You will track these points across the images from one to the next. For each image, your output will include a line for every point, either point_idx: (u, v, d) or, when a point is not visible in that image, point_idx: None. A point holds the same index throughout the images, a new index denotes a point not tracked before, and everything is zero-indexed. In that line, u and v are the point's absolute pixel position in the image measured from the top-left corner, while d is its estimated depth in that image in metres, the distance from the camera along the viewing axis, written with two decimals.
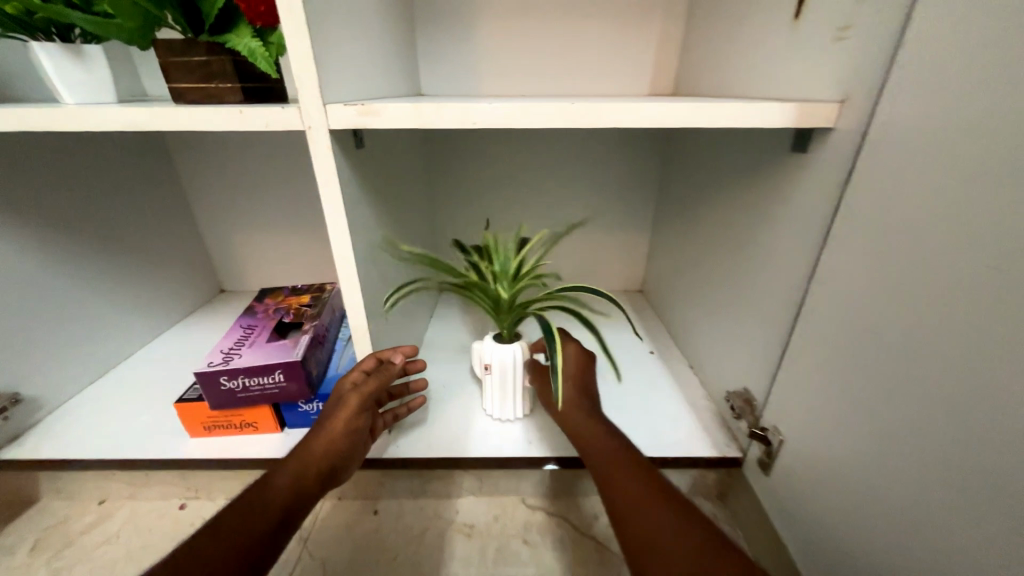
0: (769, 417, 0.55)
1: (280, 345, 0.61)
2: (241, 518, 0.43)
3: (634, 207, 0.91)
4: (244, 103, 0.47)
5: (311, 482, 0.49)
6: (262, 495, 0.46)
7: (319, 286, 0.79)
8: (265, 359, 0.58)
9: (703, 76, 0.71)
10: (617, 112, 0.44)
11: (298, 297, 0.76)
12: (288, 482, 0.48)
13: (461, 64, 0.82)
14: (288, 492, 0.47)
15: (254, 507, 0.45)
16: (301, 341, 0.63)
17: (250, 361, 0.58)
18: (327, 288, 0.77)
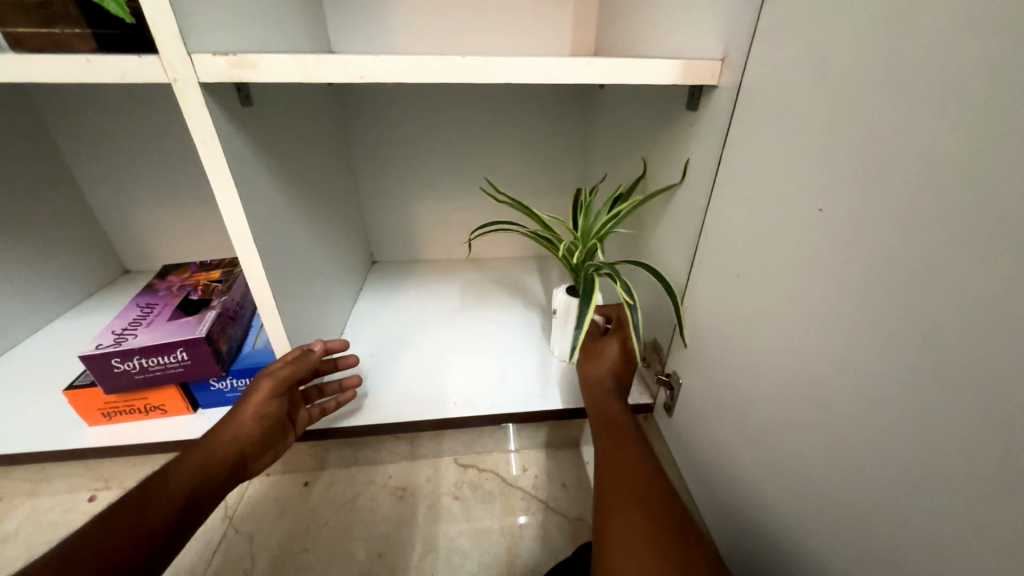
0: (672, 363, 0.60)
1: (182, 323, 0.58)
2: (146, 498, 0.42)
3: (560, 170, 0.92)
4: (99, 53, 0.42)
5: (222, 467, 0.49)
6: (163, 482, 0.44)
7: (231, 260, 0.74)
8: (165, 337, 0.55)
9: (618, 35, 0.72)
10: (510, 66, 0.44)
11: (208, 272, 0.71)
12: (198, 467, 0.47)
13: (372, 17, 0.77)
14: (200, 475, 0.46)
15: (155, 494, 0.43)
16: (208, 318, 0.59)
17: (146, 341, 0.54)
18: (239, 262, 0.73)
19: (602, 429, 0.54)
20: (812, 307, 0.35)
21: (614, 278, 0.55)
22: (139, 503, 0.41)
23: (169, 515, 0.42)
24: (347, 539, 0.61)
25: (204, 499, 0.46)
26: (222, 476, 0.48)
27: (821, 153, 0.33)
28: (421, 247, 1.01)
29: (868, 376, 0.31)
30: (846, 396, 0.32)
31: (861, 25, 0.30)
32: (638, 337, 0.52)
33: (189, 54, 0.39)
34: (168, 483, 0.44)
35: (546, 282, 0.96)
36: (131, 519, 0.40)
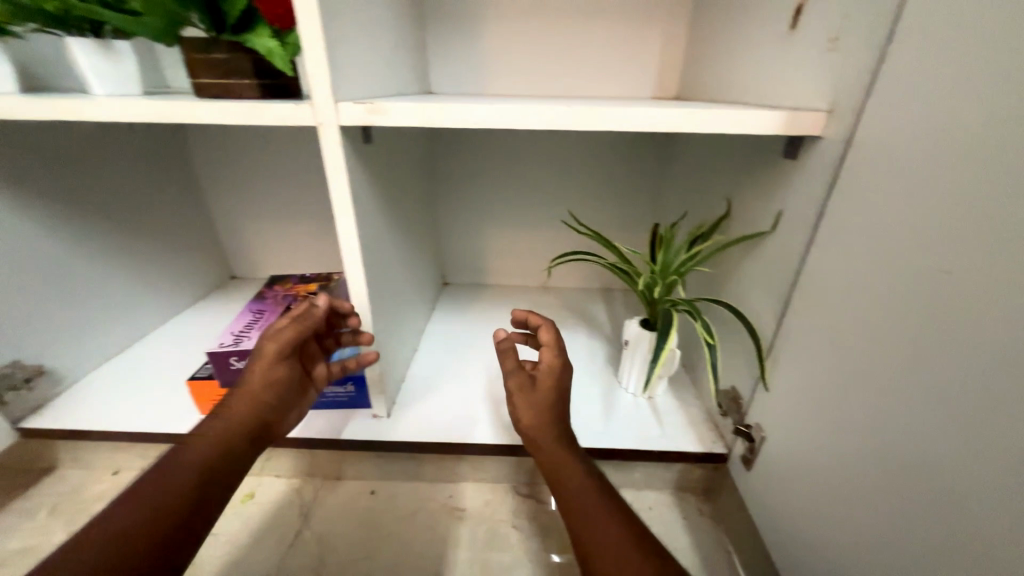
0: (754, 414, 0.57)
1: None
2: (155, 488, 0.42)
3: (634, 206, 0.93)
4: (261, 99, 0.50)
5: (240, 439, 0.51)
6: (182, 453, 0.47)
7: (327, 274, 0.81)
8: None
9: (705, 81, 0.73)
10: (613, 116, 0.47)
11: (306, 285, 0.79)
12: (209, 446, 0.48)
13: (467, 62, 0.84)
14: (208, 455, 0.47)
15: (173, 468, 0.45)
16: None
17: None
18: (333, 277, 0.80)
19: (573, 490, 0.48)
20: (937, 372, 0.33)
21: (693, 315, 0.54)
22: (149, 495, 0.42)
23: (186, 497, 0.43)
24: (409, 553, 0.63)
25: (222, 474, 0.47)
26: (239, 448, 0.50)
27: (949, 209, 0.32)
28: (490, 273, 1.04)
29: (1008, 454, 0.28)
30: (984, 474, 0.29)
31: (1004, 89, 0.29)
32: (715, 377, 0.51)
33: (335, 102, 0.46)
34: (172, 472, 0.44)
35: (612, 316, 0.95)
36: (149, 509, 0.41)
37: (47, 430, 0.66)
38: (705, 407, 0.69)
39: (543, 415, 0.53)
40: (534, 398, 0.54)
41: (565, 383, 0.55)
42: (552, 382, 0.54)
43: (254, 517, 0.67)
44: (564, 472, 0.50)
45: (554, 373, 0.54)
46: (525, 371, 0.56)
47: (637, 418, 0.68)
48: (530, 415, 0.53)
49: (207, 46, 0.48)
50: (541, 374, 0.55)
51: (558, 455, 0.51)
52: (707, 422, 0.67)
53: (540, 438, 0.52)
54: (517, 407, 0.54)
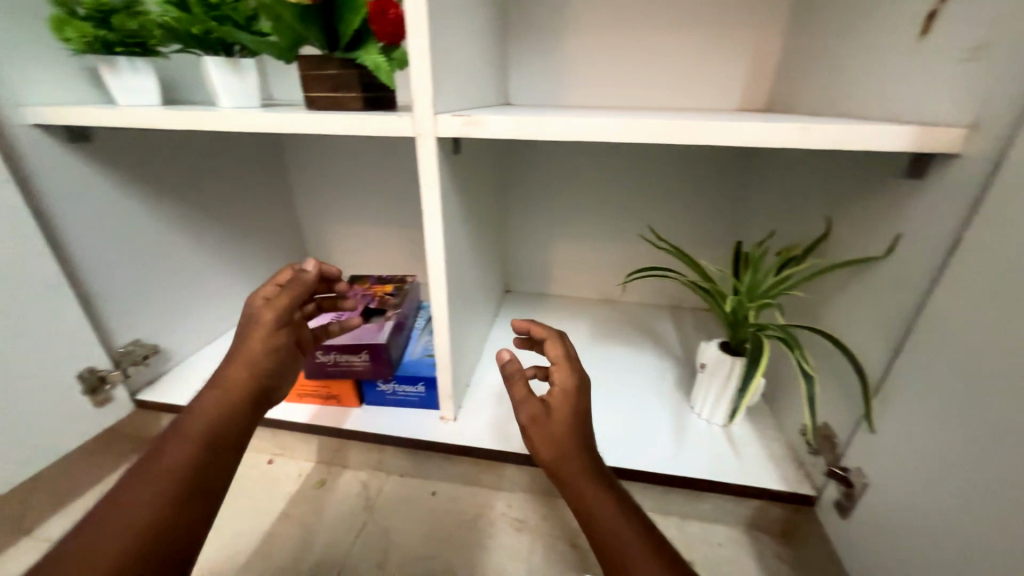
0: (852, 457, 0.52)
1: (366, 328, 0.68)
2: (152, 477, 0.40)
3: (712, 222, 0.88)
4: (364, 111, 0.53)
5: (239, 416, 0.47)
6: (177, 432, 0.43)
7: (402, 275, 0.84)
8: (354, 339, 0.65)
9: (804, 91, 0.68)
10: (712, 131, 0.46)
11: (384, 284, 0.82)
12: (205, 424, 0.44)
13: (547, 73, 0.84)
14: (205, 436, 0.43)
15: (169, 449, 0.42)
16: (385, 326, 0.69)
17: (341, 340, 0.65)
18: (409, 278, 0.83)
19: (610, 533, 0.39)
20: None
21: (789, 344, 0.50)
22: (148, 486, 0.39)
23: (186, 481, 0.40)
24: (467, 558, 0.63)
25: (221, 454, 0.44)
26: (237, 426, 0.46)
27: None
28: (554, 283, 1.03)
29: None
30: None
31: None
32: (814, 414, 0.47)
33: (434, 114, 0.48)
34: (166, 459, 0.41)
35: (682, 336, 0.91)
36: (151, 500, 0.38)
37: (155, 402, 0.72)
38: (788, 442, 0.64)
39: (565, 449, 0.44)
40: (551, 428, 0.44)
41: (585, 406, 0.46)
42: (568, 407, 0.46)
43: (325, 503, 0.70)
44: (595, 517, 0.40)
45: (569, 398, 0.46)
46: (537, 398, 0.47)
47: (710, 447, 0.64)
48: (549, 449, 0.44)
49: (321, 62, 0.52)
50: (557, 400, 0.46)
51: (587, 495, 0.41)
52: (792, 459, 0.62)
53: (566, 476, 0.43)
54: (534, 441, 0.45)
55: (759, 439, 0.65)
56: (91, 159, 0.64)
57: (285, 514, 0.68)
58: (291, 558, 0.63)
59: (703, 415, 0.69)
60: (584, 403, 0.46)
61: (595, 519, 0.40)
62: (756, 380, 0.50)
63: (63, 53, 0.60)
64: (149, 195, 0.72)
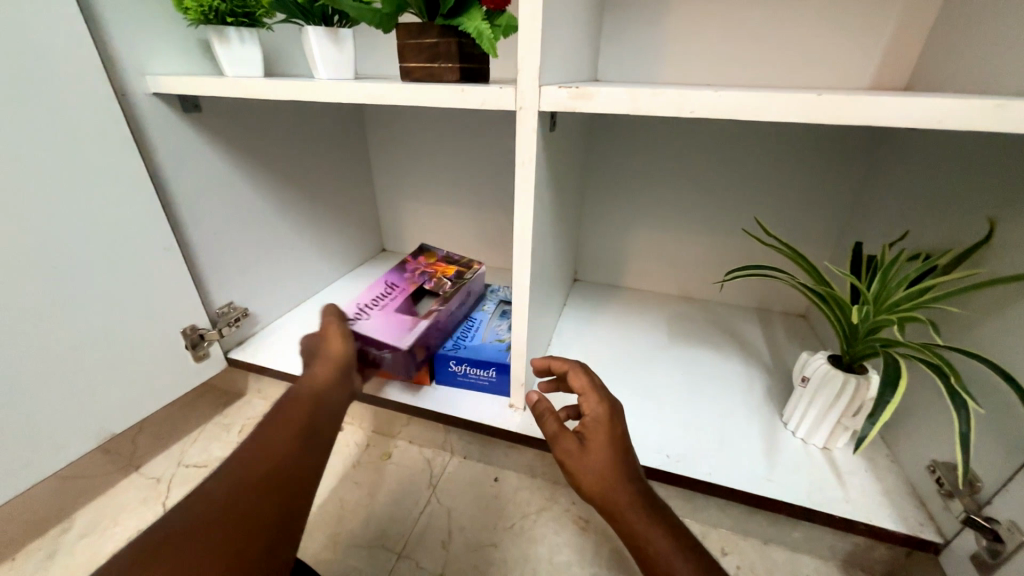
0: (1003, 507, 0.44)
1: (399, 323, 0.66)
2: (263, 449, 0.42)
3: (818, 217, 0.78)
4: (460, 82, 0.51)
5: (331, 402, 0.50)
6: (287, 411, 0.47)
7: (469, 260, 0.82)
8: (383, 332, 0.65)
9: (965, 65, 0.57)
10: (871, 107, 0.38)
11: (446, 266, 0.81)
12: (305, 405, 0.48)
13: (643, 46, 0.78)
14: (306, 418, 0.47)
15: (282, 424, 0.45)
16: (418, 327, 0.66)
17: (371, 328, 0.65)
18: (472, 266, 0.80)
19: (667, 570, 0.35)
20: None
21: (941, 370, 0.42)
22: (267, 453, 0.42)
23: (295, 455, 0.43)
24: (531, 550, 0.62)
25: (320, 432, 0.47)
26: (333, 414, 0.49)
27: None
28: (627, 275, 0.98)
29: None
30: None
31: None
32: (970, 457, 0.39)
33: (540, 86, 0.44)
34: (277, 431, 0.44)
35: (770, 342, 0.82)
36: (264, 465, 0.41)
37: (243, 361, 0.77)
38: (906, 477, 0.56)
39: (608, 479, 0.40)
40: (587, 459, 0.41)
41: (621, 434, 0.43)
42: (603, 434, 0.43)
43: (392, 476, 0.72)
44: (656, 553, 0.36)
45: (602, 426, 0.43)
46: (568, 430, 0.44)
47: (807, 470, 0.57)
48: (589, 480, 0.40)
49: (421, 31, 0.50)
50: (589, 430, 0.43)
51: (642, 532, 0.37)
52: (911, 495, 0.54)
53: (615, 510, 0.39)
54: (573, 476, 0.41)
55: (870, 470, 0.57)
56: (200, 127, 0.67)
57: (355, 482, 0.71)
58: (361, 523, 0.65)
59: (799, 434, 0.62)
60: (618, 430, 0.43)
61: (655, 557, 0.36)
62: (893, 407, 0.42)
63: (180, 25, 0.63)
64: (247, 165, 0.75)
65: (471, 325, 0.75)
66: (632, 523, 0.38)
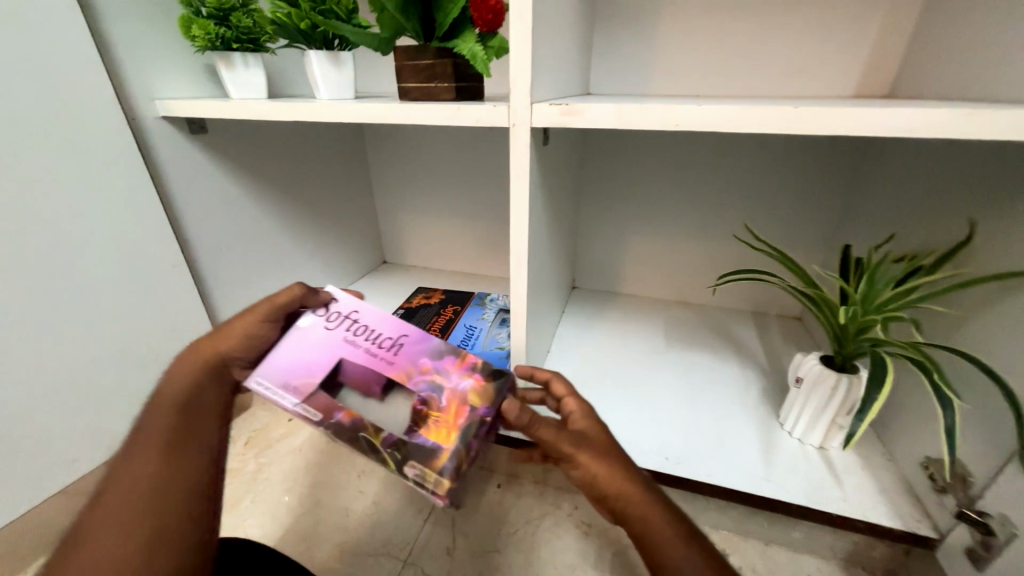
0: (992, 501, 0.45)
1: (281, 375, 0.48)
2: (152, 440, 0.41)
3: (809, 221, 0.80)
4: (456, 101, 0.53)
5: (204, 403, 0.45)
6: (161, 398, 0.45)
7: (462, 471, 0.43)
8: (285, 355, 0.49)
9: (944, 73, 0.59)
10: (846, 117, 0.40)
11: (451, 430, 0.46)
12: (169, 411, 0.44)
13: (633, 60, 0.80)
14: (168, 423, 0.43)
15: (162, 408, 0.44)
16: (281, 396, 0.47)
17: (302, 336, 0.50)
18: (439, 482, 0.42)
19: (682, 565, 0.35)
20: None
21: (924, 366, 0.44)
22: (122, 471, 0.38)
23: (152, 471, 0.38)
24: (534, 555, 0.62)
25: (189, 437, 0.42)
26: (205, 413, 0.45)
27: None
28: (625, 281, 0.99)
29: None
30: None
31: None
32: (953, 449, 0.41)
33: (531, 103, 0.47)
34: (154, 416, 0.43)
35: (767, 345, 0.83)
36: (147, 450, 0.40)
37: None
38: (900, 474, 0.57)
39: (620, 470, 0.41)
40: (598, 452, 0.43)
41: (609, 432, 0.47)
42: (602, 432, 0.46)
43: (396, 485, 0.73)
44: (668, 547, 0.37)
45: (598, 425, 0.46)
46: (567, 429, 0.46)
47: (804, 469, 0.58)
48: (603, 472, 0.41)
49: (417, 53, 0.52)
50: (587, 429, 0.46)
51: (656, 523, 0.38)
52: (907, 492, 0.55)
53: (629, 500, 0.40)
54: (587, 468, 0.41)
55: (864, 468, 0.58)
56: (206, 148, 0.69)
57: (360, 491, 0.72)
58: (366, 531, 0.66)
59: (795, 433, 0.63)
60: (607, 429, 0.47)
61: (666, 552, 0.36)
62: (880, 403, 0.44)
63: (188, 51, 0.66)
64: (252, 183, 0.77)
65: (472, 334, 0.77)
66: (649, 520, 0.38)
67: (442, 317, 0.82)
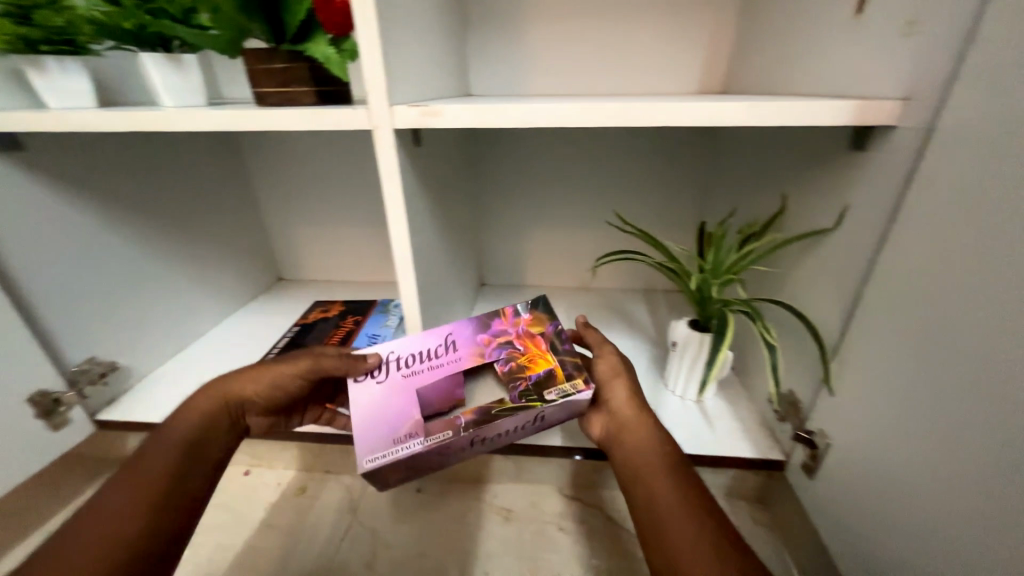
0: (815, 420, 0.54)
1: (401, 420, 0.47)
2: (161, 459, 0.45)
3: (678, 204, 0.90)
4: (318, 105, 0.52)
5: (213, 444, 0.49)
6: (187, 419, 0.49)
7: (580, 363, 0.50)
8: (365, 420, 0.47)
9: (756, 71, 0.70)
10: (664, 110, 0.46)
11: (543, 354, 0.51)
12: (177, 449, 0.46)
13: (508, 62, 0.84)
14: (173, 462, 0.45)
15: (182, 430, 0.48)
16: (410, 445, 0.45)
17: (367, 401, 0.48)
18: (574, 381, 0.49)
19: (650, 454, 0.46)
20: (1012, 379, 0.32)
21: (751, 316, 0.53)
22: (128, 482, 0.43)
23: (144, 520, 0.41)
24: (457, 550, 0.63)
25: (185, 488, 0.45)
26: (209, 462, 0.48)
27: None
28: (530, 273, 1.03)
29: None
30: None
31: None
32: (777, 379, 0.50)
33: (390, 106, 0.47)
34: (171, 436, 0.47)
35: (656, 318, 0.92)
36: (152, 470, 0.44)
37: (116, 421, 0.70)
38: (758, 412, 0.66)
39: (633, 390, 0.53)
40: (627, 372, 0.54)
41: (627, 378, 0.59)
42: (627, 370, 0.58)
43: (308, 511, 0.69)
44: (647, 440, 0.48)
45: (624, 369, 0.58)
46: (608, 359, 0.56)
47: (685, 421, 0.66)
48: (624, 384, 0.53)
49: (268, 57, 0.50)
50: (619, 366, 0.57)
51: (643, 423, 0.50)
52: (763, 427, 0.64)
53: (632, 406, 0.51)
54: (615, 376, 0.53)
55: (732, 412, 0.67)
56: (26, 167, 0.59)
57: (268, 525, 0.67)
58: (276, 566, 0.61)
59: (678, 392, 0.71)
60: None
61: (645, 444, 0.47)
62: (724, 351, 0.53)
63: None
64: (95, 204, 0.68)
65: (375, 342, 0.75)
66: (640, 423, 0.50)
67: (342, 329, 0.79)
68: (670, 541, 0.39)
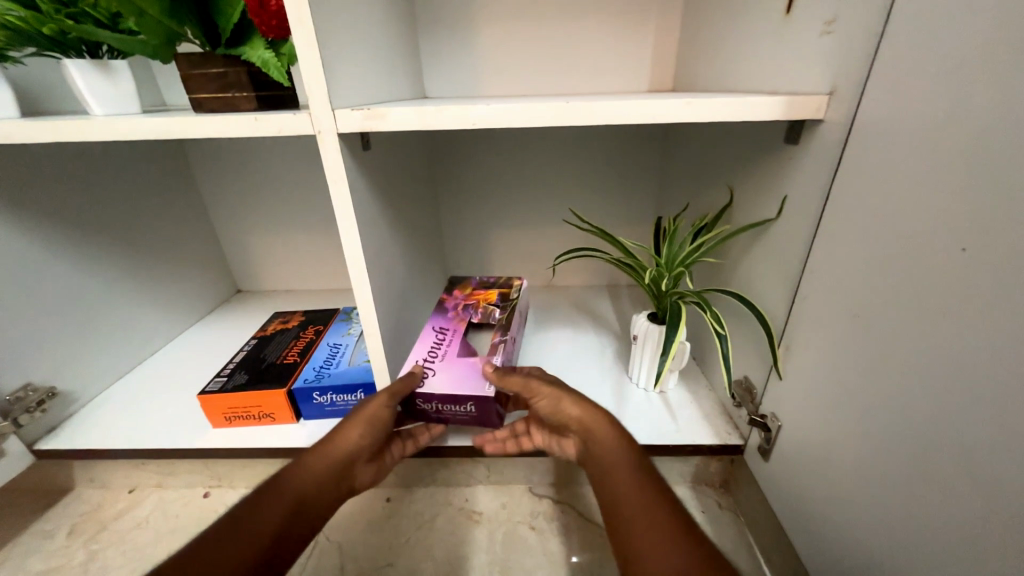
0: (768, 403, 0.57)
1: (472, 366, 0.60)
2: (264, 522, 0.43)
3: (634, 200, 0.92)
4: (259, 111, 0.50)
5: (315, 504, 0.48)
6: (292, 476, 0.48)
7: (504, 282, 0.82)
8: (454, 387, 0.57)
9: (700, 70, 0.72)
10: (607, 108, 0.47)
11: (485, 291, 0.79)
12: (284, 510, 0.45)
13: (461, 64, 0.84)
14: (280, 525, 0.44)
15: (287, 489, 0.47)
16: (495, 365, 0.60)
17: (443, 384, 0.58)
18: (513, 287, 0.80)
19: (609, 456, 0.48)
20: (940, 352, 0.34)
21: (703, 307, 0.54)
22: (235, 552, 0.40)
23: None
24: (429, 556, 0.62)
25: (285, 551, 0.44)
26: (310, 522, 0.47)
27: (949, 190, 0.33)
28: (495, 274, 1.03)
29: (1013, 427, 0.28)
30: (991, 448, 0.30)
31: (993, 66, 0.29)
32: (729, 367, 0.51)
33: (333, 110, 0.46)
34: (275, 499, 0.46)
35: (619, 312, 0.94)
36: (258, 537, 0.42)
37: (58, 449, 0.65)
38: (717, 399, 0.69)
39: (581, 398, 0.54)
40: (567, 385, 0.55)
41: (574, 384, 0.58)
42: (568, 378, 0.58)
43: None
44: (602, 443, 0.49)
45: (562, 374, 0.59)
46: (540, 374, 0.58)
47: (649, 412, 0.68)
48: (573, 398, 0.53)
49: (203, 61, 0.48)
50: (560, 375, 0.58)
51: (595, 427, 0.51)
52: (722, 413, 0.67)
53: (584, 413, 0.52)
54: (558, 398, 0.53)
55: (692, 400, 0.69)
56: None
57: None
58: None
59: (641, 384, 0.72)
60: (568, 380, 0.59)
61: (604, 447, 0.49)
62: (676, 342, 0.55)
63: None
64: (23, 220, 0.63)
65: (337, 352, 0.73)
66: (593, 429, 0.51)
67: (303, 340, 0.77)
68: (637, 543, 0.40)
